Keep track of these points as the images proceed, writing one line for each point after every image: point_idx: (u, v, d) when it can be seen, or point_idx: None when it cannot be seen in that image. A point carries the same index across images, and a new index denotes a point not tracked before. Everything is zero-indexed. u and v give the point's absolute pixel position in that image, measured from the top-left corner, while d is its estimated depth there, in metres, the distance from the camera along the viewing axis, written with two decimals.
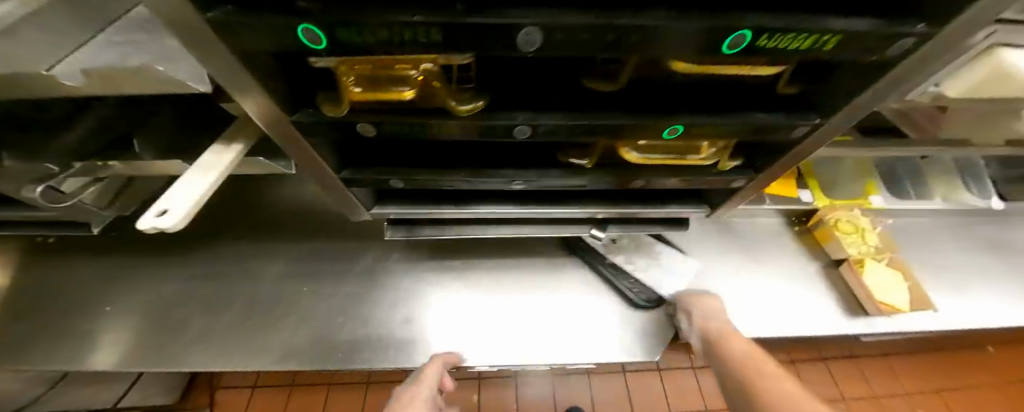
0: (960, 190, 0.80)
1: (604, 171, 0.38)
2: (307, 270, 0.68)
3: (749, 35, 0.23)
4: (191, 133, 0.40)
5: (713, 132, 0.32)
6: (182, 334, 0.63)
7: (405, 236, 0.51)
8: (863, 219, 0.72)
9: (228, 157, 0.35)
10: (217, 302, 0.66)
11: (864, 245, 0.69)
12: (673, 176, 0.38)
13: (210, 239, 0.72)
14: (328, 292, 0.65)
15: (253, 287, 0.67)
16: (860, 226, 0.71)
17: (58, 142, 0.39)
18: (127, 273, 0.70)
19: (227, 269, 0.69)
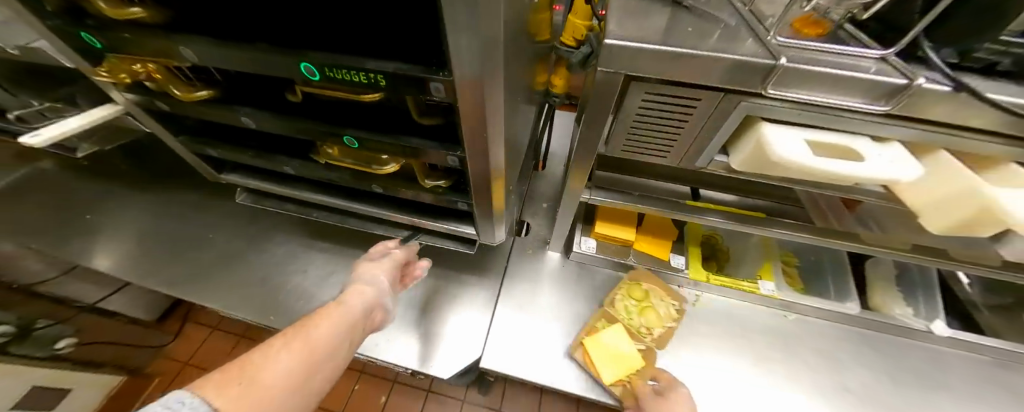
0: (897, 303, 0.67)
1: (341, 171, 0.45)
2: (229, 227, 0.85)
3: (312, 67, 0.31)
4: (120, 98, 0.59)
5: (384, 149, 0.39)
6: (144, 251, 0.84)
7: (248, 201, 0.62)
8: (654, 289, 0.69)
9: (106, 113, 0.51)
10: (163, 234, 0.87)
11: (637, 312, 0.67)
12: (393, 185, 0.44)
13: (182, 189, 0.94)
14: (228, 245, 0.81)
15: (191, 229, 0.86)
16: (646, 294, 0.68)
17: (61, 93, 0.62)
18: (122, 200, 0.94)
19: (182, 214, 0.90)
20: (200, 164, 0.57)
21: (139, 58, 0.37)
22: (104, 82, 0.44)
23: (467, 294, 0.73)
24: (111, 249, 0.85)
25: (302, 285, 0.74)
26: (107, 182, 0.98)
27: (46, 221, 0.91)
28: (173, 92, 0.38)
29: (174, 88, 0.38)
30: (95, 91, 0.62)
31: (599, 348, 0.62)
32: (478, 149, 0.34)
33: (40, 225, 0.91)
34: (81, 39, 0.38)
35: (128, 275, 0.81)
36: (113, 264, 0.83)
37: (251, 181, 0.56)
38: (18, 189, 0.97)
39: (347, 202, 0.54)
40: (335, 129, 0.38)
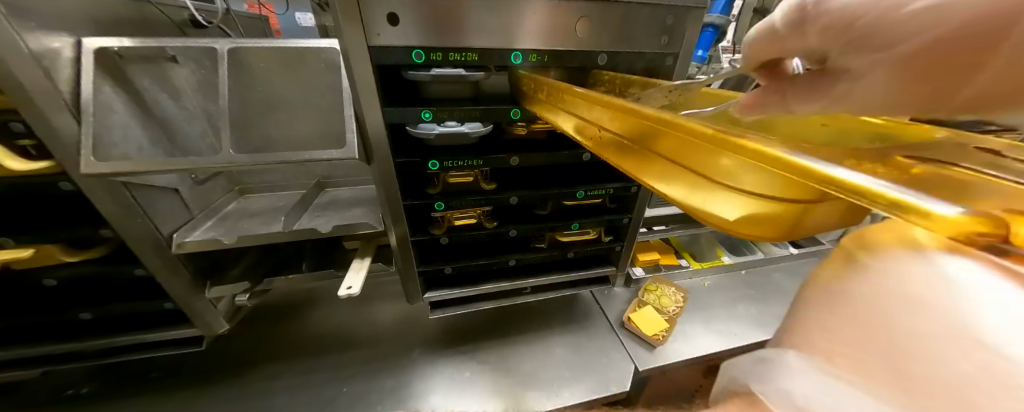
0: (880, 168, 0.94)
1: (553, 249, 0.76)
2: (345, 376, 0.85)
3: (584, 192, 0.68)
4: (319, 260, 0.71)
5: (592, 225, 0.74)
6: None
7: (440, 312, 0.79)
8: (660, 285, 1.09)
9: (363, 263, 0.66)
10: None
11: (658, 298, 1.04)
12: (584, 248, 0.78)
13: (251, 367, 0.86)
14: (366, 388, 0.83)
15: (297, 397, 0.80)
16: (659, 288, 1.07)
17: (239, 273, 0.68)
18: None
19: (268, 390, 0.82)
20: (415, 289, 0.72)
21: (465, 210, 0.64)
22: (402, 234, 0.64)
23: (578, 339, 0.97)
24: None
25: (453, 391, 0.83)
26: (118, 403, 0.78)
27: None
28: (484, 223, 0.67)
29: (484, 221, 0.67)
30: (280, 262, 0.71)
31: (640, 319, 0.97)
32: (641, 210, 0.76)
33: None
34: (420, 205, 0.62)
35: None
36: None
37: (456, 288, 0.75)
38: None
39: (532, 278, 0.80)
40: (569, 221, 0.72)
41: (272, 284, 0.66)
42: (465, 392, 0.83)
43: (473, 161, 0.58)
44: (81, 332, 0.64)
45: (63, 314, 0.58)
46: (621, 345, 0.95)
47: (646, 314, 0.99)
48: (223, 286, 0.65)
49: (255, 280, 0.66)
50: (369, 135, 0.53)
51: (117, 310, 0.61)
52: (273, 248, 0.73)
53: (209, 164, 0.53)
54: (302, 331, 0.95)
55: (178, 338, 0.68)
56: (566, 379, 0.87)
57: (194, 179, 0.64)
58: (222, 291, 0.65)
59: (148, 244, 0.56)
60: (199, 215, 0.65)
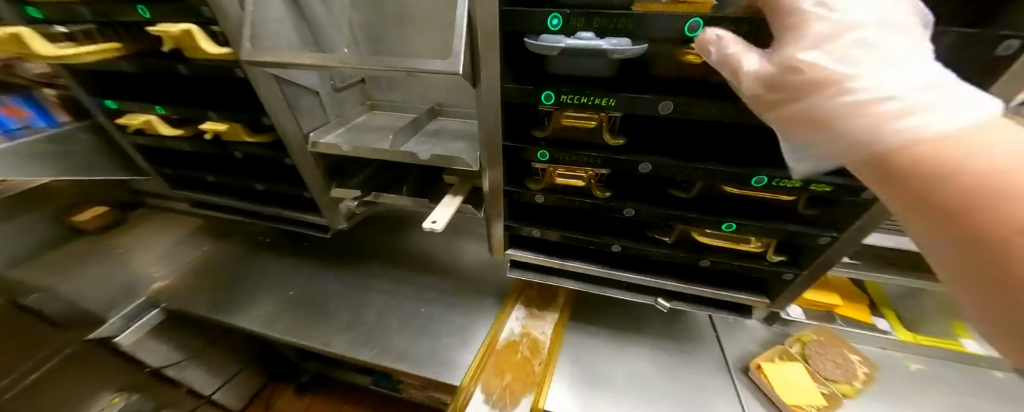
0: None
1: (681, 251, 0.56)
2: (427, 298, 0.89)
3: (765, 179, 0.44)
4: (418, 186, 0.70)
5: (756, 230, 0.50)
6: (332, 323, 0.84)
7: (519, 273, 0.71)
8: (824, 339, 0.75)
9: (456, 200, 0.60)
10: (361, 308, 0.87)
11: (807, 354, 0.73)
12: (730, 259, 0.55)
13: (361, 262, 0.99)
14: (440, 319, 0.84)
15: (384, 302, 0.89)
16: (819, 345, 0.74)
17: (356, 181, 0.72)
18: (298, 268, 0.99)
19: (366, 285, 0.93)
20: (498, 242, 0.65)
21: (571, 169, 0.50)
22: (497, 180, 0.55)
23: (673, 363, 0.77)
24: (302, 317, 0.86)
25: None
26: (277, 252, 1.04)
27: (225, 289, 0.93)
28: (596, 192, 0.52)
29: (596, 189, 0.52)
30: (387, 181, 0.72)
31: (777, 375, 0.70)
32: (856, 232, 0.47)
33: (221, 292, 0.92)
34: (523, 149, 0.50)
35: (326, 345, 0.79)
36: (302, 333, 0.82)
37: (541, 254, 0.65)
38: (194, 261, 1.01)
39: (636, 275, 0.62)
40: (718, 217, 0.50)
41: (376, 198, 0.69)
42: None
43: (602, 99, 0.42)
44: (255, 196, 0.80)
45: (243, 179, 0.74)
46: (739, 399, 0.70)
47: (783, 370, 0.70)
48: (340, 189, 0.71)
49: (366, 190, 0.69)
50: (481, 50, 0.42)
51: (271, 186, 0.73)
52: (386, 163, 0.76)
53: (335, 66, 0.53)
54: (400, 243, 1.04)
55: (308, 221, 0.80)
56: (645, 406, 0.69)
57: (332, 86, 0.68)
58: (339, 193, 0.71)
59: (290, 136, 0.62)
60: (334, 120, 0.70)
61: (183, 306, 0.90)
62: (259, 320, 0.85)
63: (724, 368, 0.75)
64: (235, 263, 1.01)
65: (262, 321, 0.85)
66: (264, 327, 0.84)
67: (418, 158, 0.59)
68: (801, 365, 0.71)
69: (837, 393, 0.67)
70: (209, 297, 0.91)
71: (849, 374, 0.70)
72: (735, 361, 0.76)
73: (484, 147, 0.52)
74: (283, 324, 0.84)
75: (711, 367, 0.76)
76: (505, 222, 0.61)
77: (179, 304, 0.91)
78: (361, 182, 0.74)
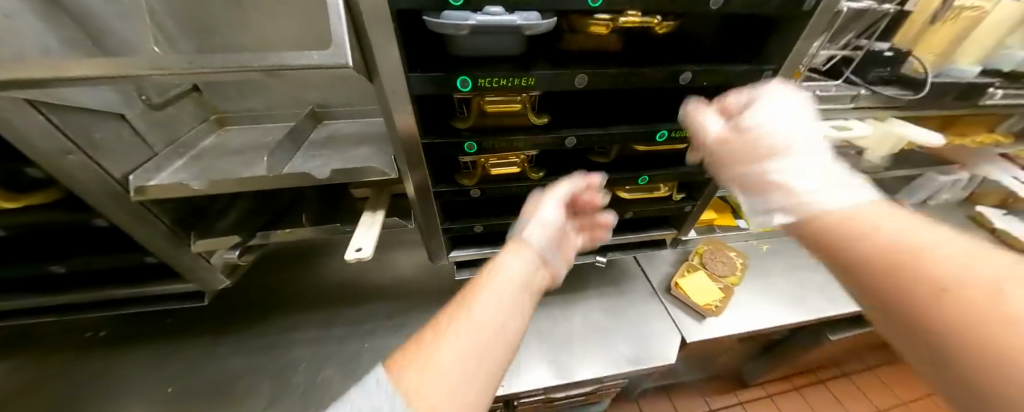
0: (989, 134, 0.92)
1: (610, 210, 0.61)
2: (363, 329, 0.78)
3: (668, 133, 0.50)
4: (320, 211, 0.58)
5: (665, 178, 0.57)
6: (247, 402, 0.67)
7: (464, 272, 0.67)
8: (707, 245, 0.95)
9: (378, 218, 0.51)
10: (284, 369, 0.72)
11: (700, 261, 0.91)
12: (648, 206, 0.62)
13: (263, 316, 0.80)
14: (387, 345, 0.76)
15: (311, 352, 0.74)
16: (705, 251, 0.94)
17: (228, 224, 0.56)
18: (168, 353, 0.74)
19: (279, 340, 0.76)
20: (436, 248, 0.60)
21: (501, 156, 0.47)
22: (422, 184, 0.48)
23: (614, 305, 0.86)
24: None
25: None
26: (123, 343, 0.75)
27: None
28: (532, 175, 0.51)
29: (531, 172, 0.51)
30: (274, 213, 0.58)
31: (691, 287, 0.85)
32: None
33: None
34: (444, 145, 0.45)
35: None
36: None
37: (483, 248, 0.63)
38: None
39: (575, 241, 0.65)
40: (636, 173, 0.55)
41: (266, 239, 0.54)
42: None
43: (520, 79, 0.39)
44: (53, 284, 0.54)
45: (20, 267, 0.49)
46: (669, 315, 0.84)
47: (690, 280, 0.87)
48: (206, 241, 0.54)
49: (247, 233, 0.54)
50: (370, 37, 0.34)
51: (81, 265, 0.50)
52: (266, 192, 0.60)
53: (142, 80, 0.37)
54: (309, 278, 0.87)
55: (165, 293, 0.59)
56: (603, 351, 0.77)
57: (146, 101, 0.48)
58: (207, 246, 0.53)
59: (91, 188, 0.42)
60: (164, 151, 0.50)
61: None
62: None
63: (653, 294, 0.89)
64: (52, 381, 0.70)
65: None
66: None
67: (314, 178, 0.48)
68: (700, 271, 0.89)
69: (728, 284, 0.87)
70: None
71: (732, 268, 0.90)
72: (658, 286, 0.90)
73: (398, 151, 0.45)
74: None
75: (643, 297, 0.88)
76: (439, 226, 0.55)
77: None
78: (234, 224, 0.56)
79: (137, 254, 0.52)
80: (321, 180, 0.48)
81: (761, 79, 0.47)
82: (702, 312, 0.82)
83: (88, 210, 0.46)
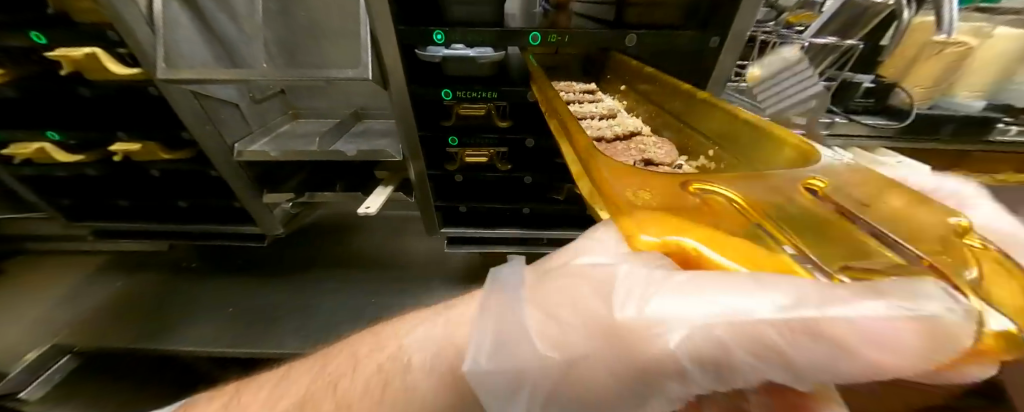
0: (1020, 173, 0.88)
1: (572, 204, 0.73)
2: (376, 291, 0.97)
3: None
4: (352, 183, 0.78)
5: None
6: (284, 328, 0.88)
7: (454, 248, 0.82)
8: None
9: (388, 189, 0.70)
10: (310, 310, 0.93)
11: None
12: None
13: (305, 269, 1.02)
14: (392, 303, 0.94)
15: (334, 300, 0.95)
16: None
17: (290, 187, 0.78)
18: (236, 286, 0.99)
19: (312, 288, 0.97)
20: (432, 221, 0.76)
21: (479, 148, 0.63)
22: (419, 166, 0.66)
23: None
24: (249, 329, 0.88)
25: None
26: (209, 274, 1.02)
27: (154, 318, 0.91)
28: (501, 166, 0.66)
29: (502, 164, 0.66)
30: (320, 183, 0.78)
31: None
32: None
33: (149, 323, 0.90)
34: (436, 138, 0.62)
35: (280, 348, 0.84)
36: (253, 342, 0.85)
37: (468, 227, 0.78)
38: (107, 301, 0.95)
39: (544, 232, 0.78)
40: None
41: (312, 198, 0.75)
42: None
43: (487, 92, 0.56)
44: (177, 216, 0.80)
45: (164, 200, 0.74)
46: None
47: None
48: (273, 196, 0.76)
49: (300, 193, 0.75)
50: (385, 61, 0.53)
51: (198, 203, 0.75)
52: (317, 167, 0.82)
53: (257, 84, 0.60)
54: (343, 246, 1.09)
55: (242, 233, 0.82)
56: None
57: (252, 98, 0.72)
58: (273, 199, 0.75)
59: (212, 149, 0.66)
60: (257, 131, 0.74)
61: (105, 345, 0.86)
62: (200, 340, 0.86)
63: None
64: (160, 294, 0.97)
65: (204, 339, 0.86)
66: (206, 346, 0.85)
67: (346, 156, 0.68)
68: None
69: None
70: (136, 331, 0.88)
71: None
72: None
73: (403, 139, 0.63)
74: (229, 339, 0.86)
75: None
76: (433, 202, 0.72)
77: (98, 344, 0.86)
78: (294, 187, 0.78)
79: (231, 199, 0.75)
80: (351, 157, 0.68)
81: None
82: None
83: (207, 165, 0.70)
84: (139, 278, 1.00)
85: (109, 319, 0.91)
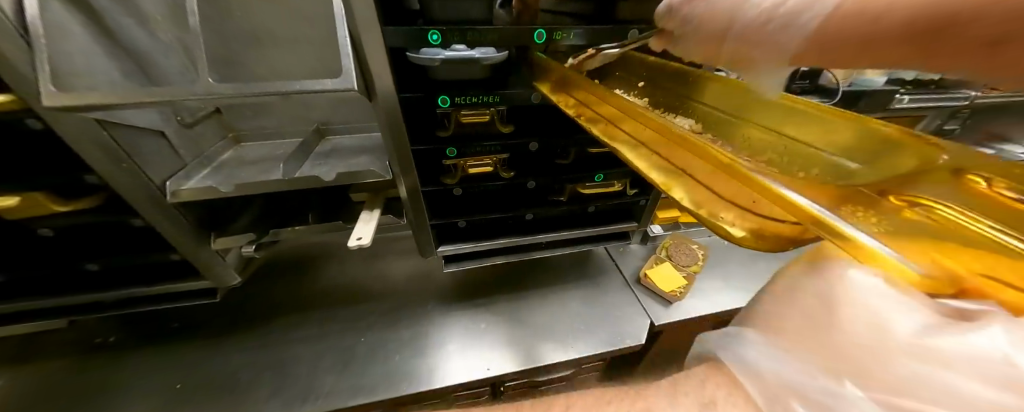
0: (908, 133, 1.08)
1: (574, 204, 0.71)
2: (361, 328, 0.86)
3: None
4: (325, 211, 0.67)
5: (618, 175, 0.68)
6: (254, 394, 0.74)
7: (452, 266, 0.76)
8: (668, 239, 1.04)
9: (375, 214, 0.61)
10: (287, 363, 0.79)
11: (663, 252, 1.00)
12: (607, 201, 0.72)
13: (269, 317, 0.87)
14: (383, 338, 0.84)
15: (314, 346, 0.82)
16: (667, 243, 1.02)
17: (244, 225, 0.64)
18: (178, 354, 0.80)
19: (282, 338, 0.83)
20: (427, 242, 0.69)
21: (480, 157, 0.58)
22: (412, 183, 0.59)
23: (589, 296, 0.95)
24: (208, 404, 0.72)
25: (462, 346, 0.83)
26: (136, 346, 0.81)
27: None
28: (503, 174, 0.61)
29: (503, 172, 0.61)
30: (285, 216, 0.66)
31: (657, 276, 0.94)
32: None
33: None
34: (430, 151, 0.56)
35: None
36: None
37: (467, 242, 0.72)
38: None
39: (545, 236, 0.76)
40: (593, 171, 0.66)
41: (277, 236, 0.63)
42: (476, 348, 0.83)
43: (487, 97, 0.51)
44: (82, 283, 0.62)
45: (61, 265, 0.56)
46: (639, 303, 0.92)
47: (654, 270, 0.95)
48: (224, 239, 0.62)
49: (260, 232, 0.62)
50: (369, 67, 0.45)
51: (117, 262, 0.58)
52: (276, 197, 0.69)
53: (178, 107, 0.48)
54: (311, 282, 0.95)
55: (183, 290, 0.66)
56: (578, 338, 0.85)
57: (181, 122, 0.58)
58: (224, 243, 0.62)
59: (133, 192, 0.51)
60: (192, 162, 0.60)
61: None
62: None
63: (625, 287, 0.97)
64: (68, 384, 0.75)
65: None
66: None
67: (320, 181, 0.57)
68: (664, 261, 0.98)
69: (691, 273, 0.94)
70: None
71: (694, 258, 0.98)
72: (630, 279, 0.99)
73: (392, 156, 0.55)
74: None
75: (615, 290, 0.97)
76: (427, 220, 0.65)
77: None
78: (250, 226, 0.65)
79: (164, 251, 0.60)
80: (327, 181, 0.57)
81: None
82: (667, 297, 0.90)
83: (127, 213, 0.54)
84: (27, 370, 0.76)
85: None
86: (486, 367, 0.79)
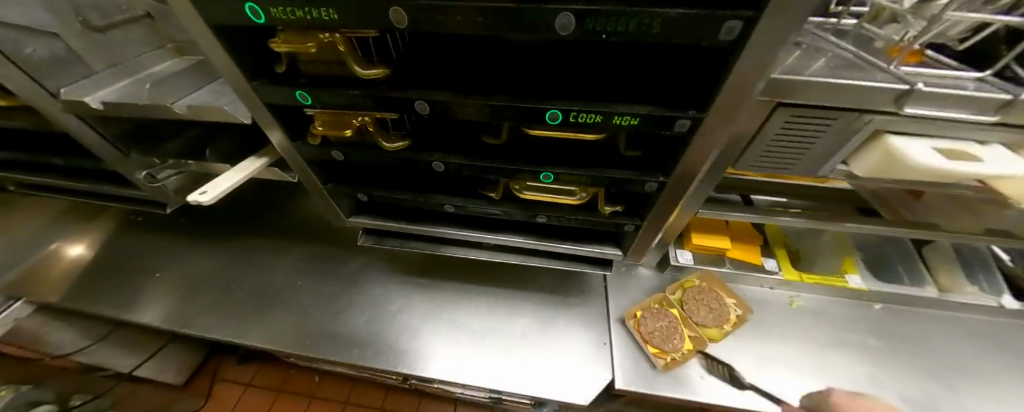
0: None
1: (512, 205, 0.48)
2: (308, 271, 0.83)
3: (559, 116, 0.34)
4: (235, 148, 0.58)
5: (577, 181, 0.42)
6: (207, 303, 0.80)
7: (373, 242, 0.64)
8: (690, 277, 0.76)
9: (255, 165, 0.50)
10: (238, 285, 0.82)
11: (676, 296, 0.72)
12: (565, 215, 0.47)
13: (243, 233, 0.91)
14: (321, 288, 0.80)
15: (264, 274, 0.83)
16: (687, 284, 0.74)
17: (165, 147, 0.61)
18: (173, 245, 0.91)
19: (245, 258, 0.86)
20: (331, 207, 0.57)
21: (349, 111, 0.39)
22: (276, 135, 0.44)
23: (553, 316, 0.75)
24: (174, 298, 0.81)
25: (385, 325, 0.74)
26: (153, 227, 0.94)
27: (94, 271, 0.87)
28: (389, 145, 0.41)
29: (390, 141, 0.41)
30: (202, 144, 0.60)
31: (650, 323, 0.68)
32: (685, 172, 0.38)
33: (86, 277, 0.86)
34: (277, 96, 0.39)
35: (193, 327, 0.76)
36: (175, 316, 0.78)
37: (385, 222, 0.59)
38: (55, 247, 0.92)
39: (480, 236, 0.57)
40: (533, 167, 0.41)
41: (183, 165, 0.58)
42: (398, 332, 0.73)
43: (307, 12, 0.29)
44: (61, 172, 0.68)
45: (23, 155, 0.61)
46: (612, 350, 0.69)
47: (647, 316, 0.69)
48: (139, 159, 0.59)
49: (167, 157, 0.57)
50: None
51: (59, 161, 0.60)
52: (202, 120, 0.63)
53: (159, 17, 0.53)
54: (287, 208, 0.94)
55: (134, 197, 0.68)
56: (511, 364, 0.68)
57: (86, 24, 0.51)
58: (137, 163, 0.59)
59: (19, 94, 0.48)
60: (105, 70, 0.55)
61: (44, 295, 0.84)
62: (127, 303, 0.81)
63: (604, 320, 0.73)
64: (105, 244, 0.92)
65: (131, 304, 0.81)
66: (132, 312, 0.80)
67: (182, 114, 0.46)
68: (671, 306, 0.71)
69: (704, 338, 0.67)
70: (73, 284, 0.85)
71: (720, 318, 0.69)
72: (616, 312, 0.74)
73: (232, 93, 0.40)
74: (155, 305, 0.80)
75: (591, 319, 0.74)
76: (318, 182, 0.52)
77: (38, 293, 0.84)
78: (179, 151, 0.61)
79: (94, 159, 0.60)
80: (189, 115, 0.46)
81: (720, 40, 0.26)
82: (652, 356, 0.66)
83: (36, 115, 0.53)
84: (89, 226, 0.96)
85: (53, 268, 0.88)
86: (398, 358, 0.70)
